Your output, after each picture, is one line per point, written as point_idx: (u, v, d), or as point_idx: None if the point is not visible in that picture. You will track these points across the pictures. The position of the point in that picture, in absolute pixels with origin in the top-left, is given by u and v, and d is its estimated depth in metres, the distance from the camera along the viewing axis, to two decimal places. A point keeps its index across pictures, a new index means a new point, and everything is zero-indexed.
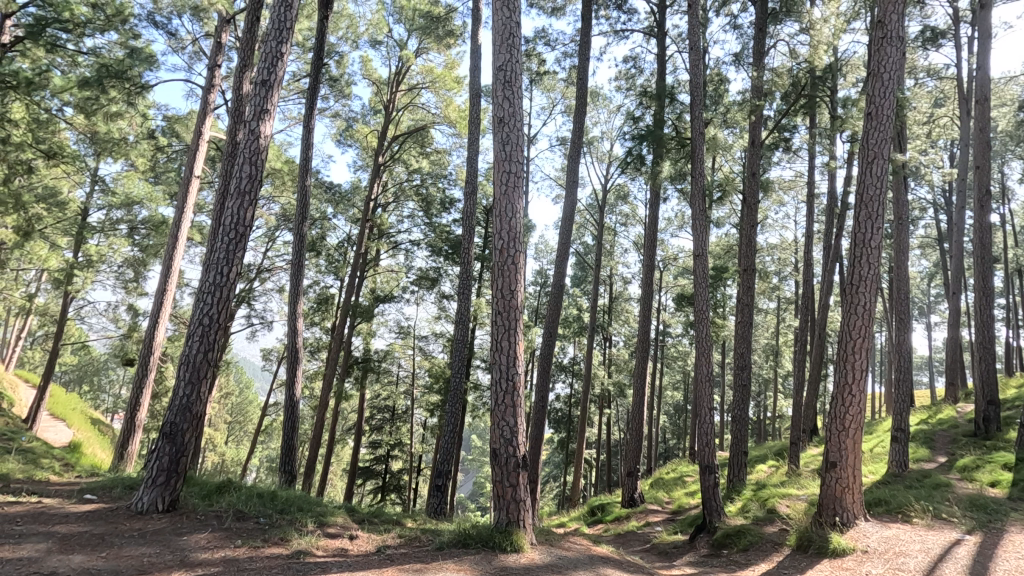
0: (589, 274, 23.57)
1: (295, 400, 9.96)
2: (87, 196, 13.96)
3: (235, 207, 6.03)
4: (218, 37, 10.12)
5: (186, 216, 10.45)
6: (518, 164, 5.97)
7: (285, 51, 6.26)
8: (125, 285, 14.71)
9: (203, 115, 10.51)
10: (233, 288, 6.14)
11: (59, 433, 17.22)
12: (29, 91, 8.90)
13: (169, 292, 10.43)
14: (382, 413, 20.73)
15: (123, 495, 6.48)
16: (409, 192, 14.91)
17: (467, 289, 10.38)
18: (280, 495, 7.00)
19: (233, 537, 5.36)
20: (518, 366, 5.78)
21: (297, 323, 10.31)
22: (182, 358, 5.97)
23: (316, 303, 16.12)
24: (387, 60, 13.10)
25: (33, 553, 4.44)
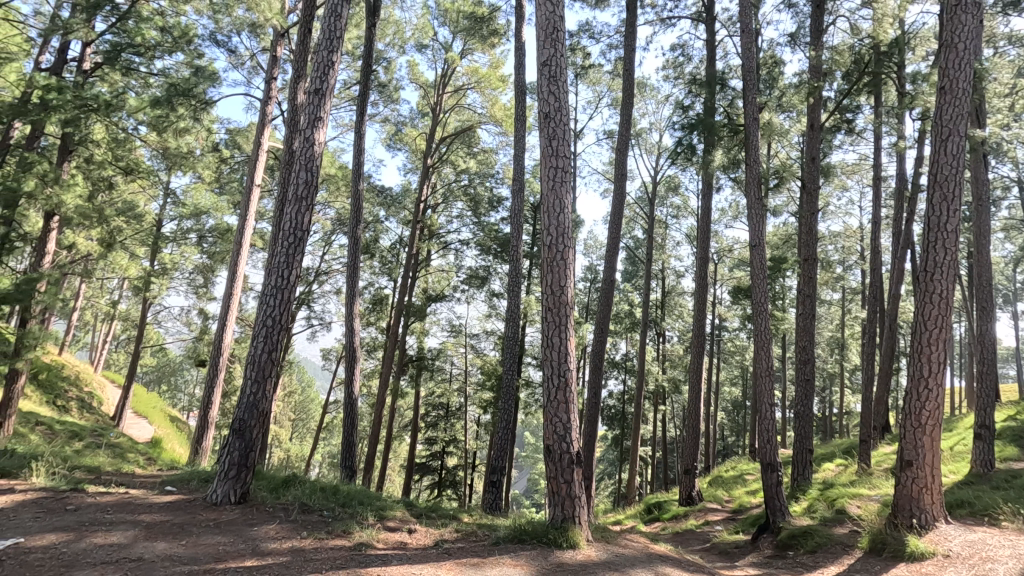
0: (640, 268, 23.25)
1: (353, 398, 10.29)
2: (160, 208, 14.91)
3: (294, 212, 6.28)
4: (274, 51, 10.58)
5: (248, 222, 10.96)
6: (566, 159, 5.91)
7: (337, 59, 6.47)
8: (196, 290, 15.68)
9: (262, 126, 11.00)
10: (295, 290, 6.40)
11: (142, 431, 18.55)
12: (108, 112, 9.57)
13: (235, 296, 10.99)
14: (437, 410, 21.09)
15: (198, 487, 6.90)
16: (457, 192, 15.09)
17: (517, 287, 10.39)
18: (342, 489, 7.29)
19: (300, 528, 5.62)
20: (570, 362, 5.76)
21: (354, 324, 10.66)
22: (248, 358, 6.27)
23: (371, 303, 16.64)
24: (433, 63, 13.32)
25: (123, 539, 4.82)
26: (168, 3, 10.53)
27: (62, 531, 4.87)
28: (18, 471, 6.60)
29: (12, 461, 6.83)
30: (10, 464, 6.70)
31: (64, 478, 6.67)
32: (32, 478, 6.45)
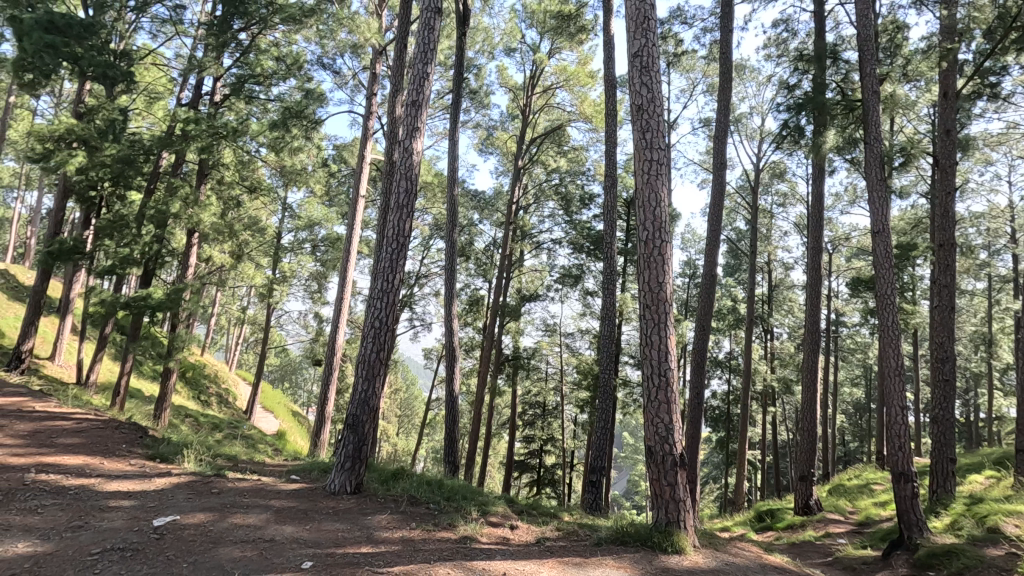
0: (744, 261, 21.98)
1: (454, 395, 10.67)
2: (280, 221, 16.40)
3: (396, 219, 6.63)
4: (374, 69, 11.24)
5: (355, 231, 11.73)
6: (661, 151, 5.71)
7: (431, 70, 6.74)
8: (312, 295, 17.05)
9: (365, 140, 11.73)
10: (399, 293, 6.75)
11: (269, 424, 20.49)
12: (235, 137, 10.69)
13: (345, 299, 11.81)
14: (534, 408, 21.31)
15: (319, 477, 7.50)
16: (549, 191, 15.14)
17: (612, 284, 10.21)
18: (446, 483, 7.58)
19: (409, 519, 5.92)
20: (671, 360, 5.56)
21: (453, 324, 11.04)
22: (359, 358, 6.70)
23: (468, 304, 17.17)
24: (522, 66, 13.48)
25: (258, 522, 5.35)
26: (282, 34, 11.56)
27: (209, 511, 5.51)
28: (173, 457, 7.57)
29: (169, 448, 7.84)
30: (167, 451, 7.70)
31: (209, 464, 7.54)
32: (185, 463, 7.36)
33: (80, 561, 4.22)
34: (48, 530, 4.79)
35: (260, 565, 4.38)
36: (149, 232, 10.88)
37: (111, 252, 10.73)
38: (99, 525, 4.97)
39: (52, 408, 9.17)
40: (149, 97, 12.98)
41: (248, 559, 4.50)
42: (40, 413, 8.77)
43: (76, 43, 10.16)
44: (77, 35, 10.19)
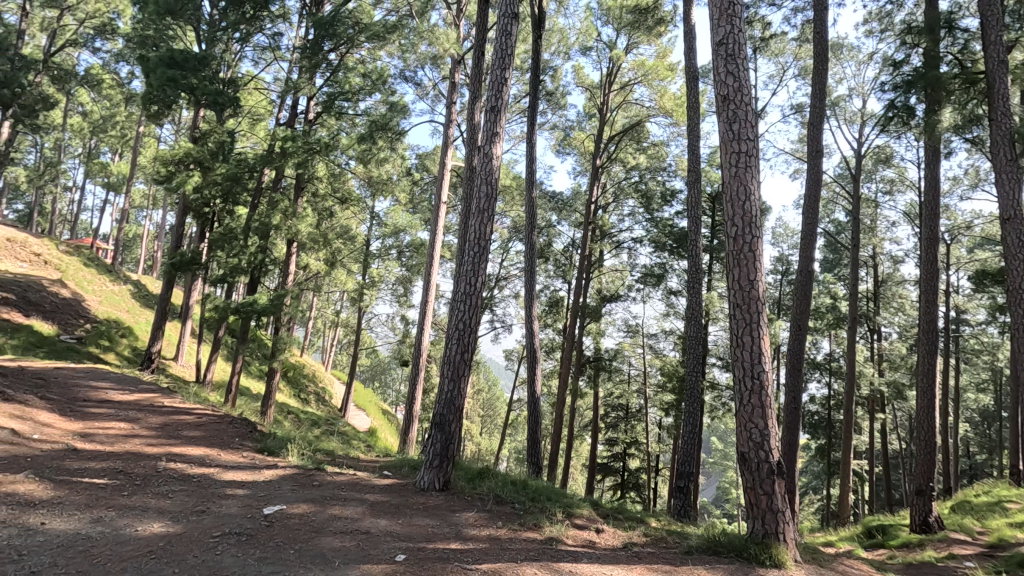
0: (844, 255, 20.35)
1: (536, 396, 10.73)
2: (368, 229, 17.27)
3: (478, 223, 6.76)
4: (453, 78, 11.56)
5: (438, 236, 12.10)
6: (750, 142, 5.40)
7: (509, 75, 6.84)
8: (398, 299, 17.79)
9: (446, 148, 12.08)
10: (481, 296, 6.88)
11: (361, 421, 21.60)
12: (327, 152, 11.40)
13: (430, 303, 12.22)
14: (617, 410, 20.94)
15: (409, 473, 7.82)
16: (628, 189, 14.84)
17: (697, 283, 9.83)
18: (531, 484, 7.63)
19: (495, 518, 6.02)
20: (765, 363, 5.26)
21: (534, 325, 11.10)
22: (445, 359, 6.90)
23: (548, 306, 17.21)
24: (598, 64, 13.33)
25: (354, 514, 5.66)
26: (367, 51, 12.19)
27: (311, 502, 5.90)
28: (279, 451, 8.19)
29: (275, 442, 8.49)
30: (274, 444, 8.35)
31: (310, 458, 8.09)
32: (289, 457, 7.94)
33: (203, 542, 4.67)
34: (177, 513, 5.34)
35: (358, 556, 4.63)
36: (254, 243, 11.86)
37: (223, 262, 11.81)
38: (219, 511, 5.47)
39: (178, 404, 10.23)
40: (253, 120, 14.17)
41: (347, 549, 4.77)
42: (168, 408, 9.82)
43: (192, 74, 11.30)
44: (193, 68, 11.32)
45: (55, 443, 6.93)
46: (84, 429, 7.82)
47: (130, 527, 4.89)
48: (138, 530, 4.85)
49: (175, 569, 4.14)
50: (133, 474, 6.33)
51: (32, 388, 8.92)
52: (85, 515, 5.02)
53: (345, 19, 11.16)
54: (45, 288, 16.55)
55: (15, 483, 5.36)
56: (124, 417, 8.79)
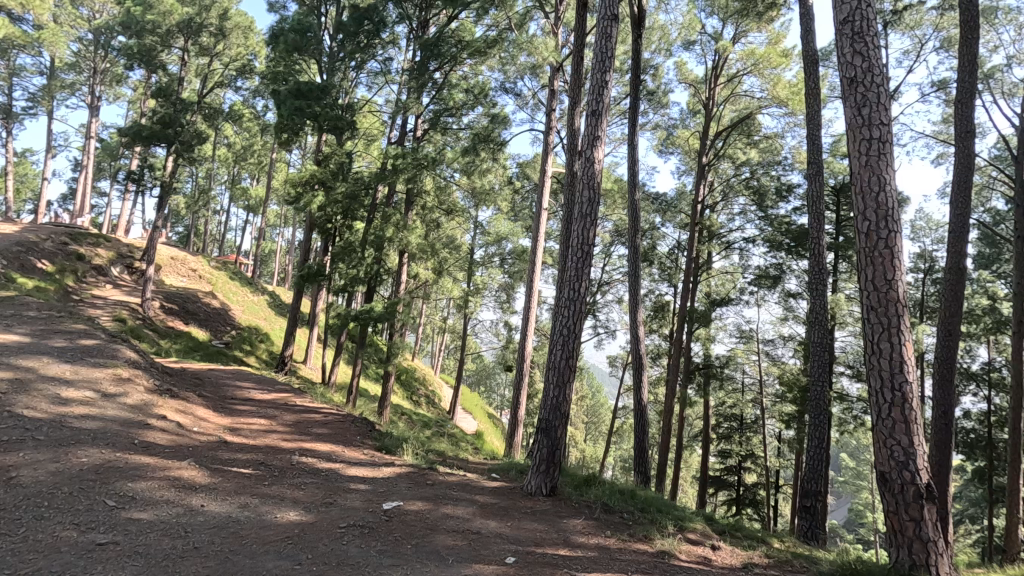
0: (1006, 249, 17.61)
1: (643, 404, 10.43)
2: (472, 238, 17.85)
3: (580, 228, 6.74)
4: (552, 86, 11.64)
5: (539, 242, 12.20)
6: (885, 128, 4.78)
7: (609, 77, 6.76)
8: (502, 305, 18.16)
9: (546, 155, 12.17)
10: (585, 301, 6.82)
11: (468, 424, 22.28)
12: (434, 166, 11.99)
13: (533, 309, 12.34)
14: (730, 421, 19.73)
15: (516, 477, 7.94)
16: (738, 187, 13.99)
17: (821, 283, 9.00)
18: (639, 494, 7.42)
19: (603, 527, 5.92)
20: (907, 373, 4.66)
21: (639, 331, 10.81)
22: (550, 364, 6.93)
23: (653, 310, 16.69)
24: (703, 57, 12.76)
25: (465, 514, 5.86)
26: (469, 68, 12.66)
27: (425, 500, 6.20)
28: (396, 450, 8.70)
29: (392, 442, 9.04)
30: (391, 444, 8.88)
31: (423, 458, 8.51)
32: (404, 456, 8.41)
33: (332, 532, 5.09)
34: (309, 503, 5.86)
35: (469, 555, 4.79)
36: (370, 255, 12.74)
37: (344, 273, 12.82)
38: (344, 504, 5.93)
39: (307, 403, 11.23)
40: (367, 140, 15.27)
41: (459, 547, 4.95)
42: (299, 407, 10.81)
43: (315, 103, 12.44)
44: (316, 97, 12.45)
45: (210, 435, 7.90)
46: (232, 424, 8.85)
47: (270, 513, 5.44)
48: (278, 516, 5.39)
49: (309, 555, 4.55)
50: (272, 466, 7.05)
51: (191, 387, 10.26)
52: (235, 500, 5.68)
53: (449, 39, 11.70)
54: (200, 299, 18.99)
55: (181, 468, 6.19)
56: (264, 414, 9.82)
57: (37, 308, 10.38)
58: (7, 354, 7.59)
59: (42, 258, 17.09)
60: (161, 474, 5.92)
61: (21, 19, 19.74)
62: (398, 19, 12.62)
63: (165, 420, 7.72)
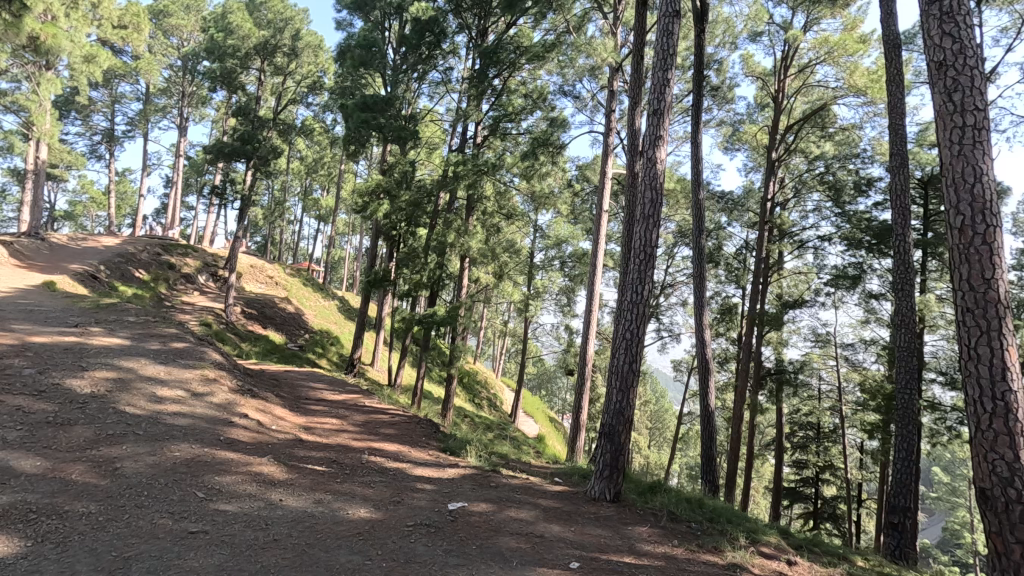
0: None
1: (710, 410, 10.07)
2: (532, 242, 17.92)
3: (642, 231, 6.61)
4: (611, 87, 11.51)
5: (600, 245, 12.05)
6: (982, 115, 4.30)
7: (671, 76, 6.61)
8: (562, 309, 18.09)
9: (606, 156, 12.04)
10: (649, 305, 6.68)
11: (530, 428, 22.33)
12: (493, 172, 12.14)
13: (594, 312, 12.21)
14: (805, 430, 18.70)
15: (579, 482, 7.87)
16: (812, 182, 13.25)
17: (908, 284, 8.36)
18: (708, 504, 7.16)
19: (670, 536, 5.76)
20: (1011, 382, 4.20)
21: (705, 335, 10.45)
22: (612, 368, 6.82)
23: (720, 313, 16.10)
24: (771, 49, 12.22)
25: (528, 517, 5.87)
26: (528, 73, 12.74)
27: (489, 502, 6.27)
28: (459, 452, 8.85)
29: (456, 443, 9.20)
30: (455, 445, 9.05)
31: (487, 460, 8.60)
32: (468, 457, 8.54)
33: (400, 530, 5.24)
34: (378, 501, 6.07)
35: (533, 558, 4.79)
36: (433, 260, 13.07)
37: (408, 279, 13.19)
38: (410, 503, 6.09)
39: (375, 404, 11.63)
40: (430, 149, 15.67)
41: (523, 550, 4.96)
42: (368, 407, 11.23)
43: (380, 115, 12.92)
44: (381, 109, 12.93)
45: (287, 433, 8.36)
46: (307, 423, 9.31)
47: (342, 509, 5.68)
48: (349, 512, 5.61)
49: (378, 551, 4.71)
50: (343, 464, 7.36)
51: (269, 387, 10.89)
52: (310, 495, 5.97)
53: (507, 45, 11.83)
54: (276, 304, 20.14)
55: (261, 464, 6.58)
56: (335, 414, 10.26)
57: (135, 313, 11.35)
58: (111, 356, 8.35)
59: (140, 268, 18.69)
60: (244, 468, 6.31)
61: (121, 51, 21.74)
62: (458, 29, 12.90)
63: (247, 418, 8.24)
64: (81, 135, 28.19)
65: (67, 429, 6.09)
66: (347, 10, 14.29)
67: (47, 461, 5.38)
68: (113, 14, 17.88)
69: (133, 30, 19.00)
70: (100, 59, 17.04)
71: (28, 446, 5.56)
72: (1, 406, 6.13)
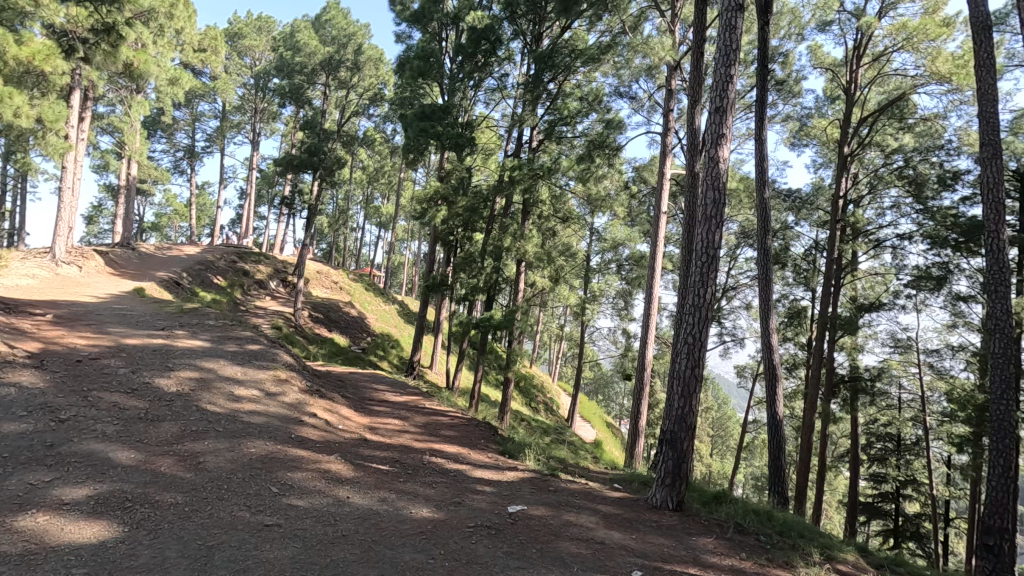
0: None
1: (778, 418, 9.60)
2: (589, 245, 17.78)
3: (705, 232, 6.41)
4: (669, 86, 11.29)
5: (659, 247, 11.77)
6: None
7: (735, 71, 6.38)
8: (620, 312, 17.83)
9: (664, 157, 11.78)
10: (712, 308, 6.45)
11: (587, 433, 22.06)
12: (549, 175, 12.13)
13: (653, 316, 11.94)
14: (884, 441, 17.51)
15: (639, 489, 7.71)
16: (889, 177, 12.39)
17: (1004, 285, 7.64)
18: (777, 516, 6.84)
19: (737, 548, 5.55)
20: None
21: (772, 339, 9.98)
22: (674, 374, 6.64)
23: (787, 317, 15.36)
24: (841, 38, 11.64)
25: (588, 523, 5.81)
26: (583, 75, 12.70)
27: (549, 506, 6.25)
28: (518, 455, 8.88)
29: (514, 447, 9.24)
30: (513, 449, 9.09)
31: (545, 464, 8.59)
32: (527, 461, 8.56)
33: (462, 531, 5.32)
34: (440, 501, 6.18)
35: (595, 565, 4.74)
36: (489, 265, 13.20)
37: (465, 283, 13.40)
38: (471, 504, 6.17)
39: (434, 406, 11.88)
40: (486, 154, 15.91)
41: (584, 556, 4.92)
42: (428, 409, 11.49)
43: (438, 123, 13.22)
44: (439, 117, 13.22)
45: (353, 432, 8.68)
46: (371, 423, 9.63)
47: (406, 508, 5.83)
48: (412, 511, 5.75)
49: (441, 550, 4.80)
50: (406, 464, 7.56)
51: (336, 388, 11.34)
52: (375, 494, 6.16)
53: (562, 49, 11.80)
54: (341, 309, 20.96)
55: (329, 462, 6.86)
56: (397, 415, 10.55)
57: (214, 317, 12.13)
58: (193, 357, 8.96)
59: (218, 274, 19.97)
60: (314, 465, 6.60)
61: (200, 72, 23.33)
62: (514, 36, 13.01)
63: (315, 417, 8.62)
64: (166, 151, 30.48)
65: (156, 425, 6.58)
66: (406, 23, 14.73)
67: (139, 453, 5.83)
68: (195, 38, 19.24)
69: (211, 52, 20.38)
70: (182, 81, 18.38)
71: (123, 439, 6.05)
72: (100, 403, 6.69)
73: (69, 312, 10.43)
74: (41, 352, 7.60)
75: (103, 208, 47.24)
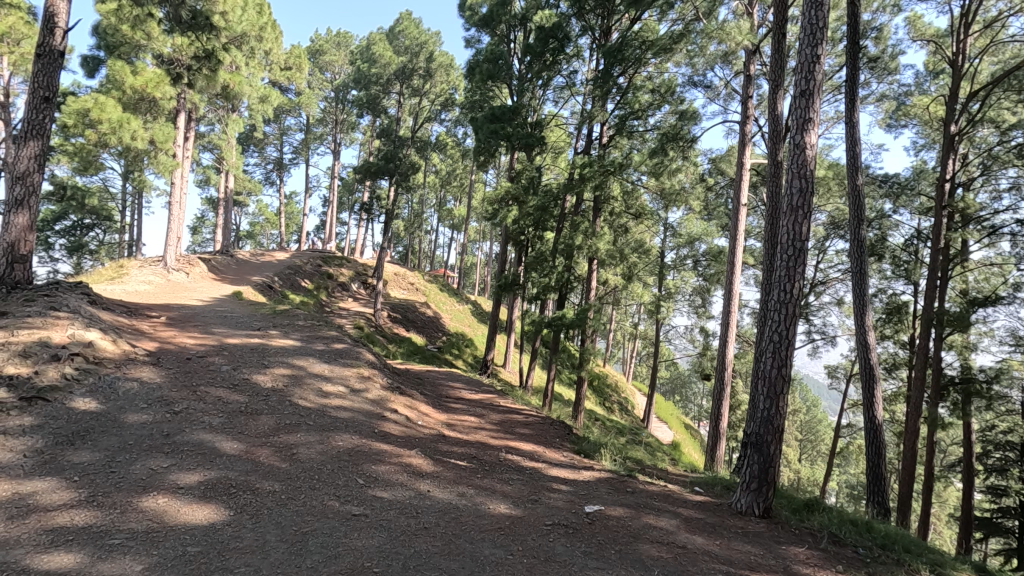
0: None
1: (877, 423, 8.85)
2: (663, 241, 17.30)
3: (790, 223, 6.03)
4: (747, 71, 10.75)
5: (739, 241, 11.18)
6: None
7: (821, 52, 5.95)
8: (697, 310, 17.16)
9: (743, 147, 11.21)
10: (799, 304, 6.05)
11: (663, 434, 21.46)
12: (621, 171, 11.88)
13: (733, 313, 11.38)
14: (1004, 450, 15.68)
15: (723, 493, 7.40)
16: (1007, 156, 11.08)
17: None
18: (878, 527, 6.34)
19: (834, 560, 5.19)
20: None
21: (869, 337, 9.19)
22: (758, 374, 6.32)
23: (885, 313, 14.14)
24: (945, 5, 10.61)
25: (669, 526, 5.65)
26: (654, 67, 12.41)
27: (627, 507, 6.16)
28: (595, 455, 8.81)
29: (591, 447, 9.14)
30: (589, 448, 9.01)
31: (622, 464, 8.44)
32: (603, 461, 8.46)
33: (540, 528, 5.35)
34: (517, 498, 6.24)
35: (676, 569, 4.62)
36: (561, 263, 13.15)
37: (537, 282, 13.43)
38: (548, 502, 6.18)
39: (510, 405, 12.00)
40: (556, 152, 15.86)
41: (665, 560, 4.80)
42: (502, 407, 11.62)
43: (508, 124, 13.33)
44: (508, 118, 13.30)
45: (432, 428, 8.95)
46: (448, 420, 9.88)
47: (485, 504, 5.94)
48: (491, 507, 5.85)
49: (519, 546, 4.85)
50: (483, 461, 7.69)
51: (414, 385, 11.70)
52: (455, 488, 6.33)
53: (632, 42, 11.55)
54: (418, 309, 21.67)
55: (410, 456, 7.11)
56: (474, 413, 10.75)
57: (304, 318, 12.90)
58: (286, 355, 9.58)
59: (305, 278, 21.25)
60: (396, 459, 6.87)
61: (286, 89, 24.91)
62: (582, 32, 12.90)
63: (397, 413, 8.96)
64: (259, 165, 32.89)
65: (255, 418, 7.10)
66: (475, 28, 14.97)
67: (243, 444, 6.33)
68: (281, 57, 20.54)
69: (296, 69, 21.76)
70: (271, 98, 19.71)
71: (227, 431, 6.58)
72: (207, 397, 7.33)
73: (179, 314, 11.48)
74: (157, 351, 8.42)
75: (205, 219, 51.51)
